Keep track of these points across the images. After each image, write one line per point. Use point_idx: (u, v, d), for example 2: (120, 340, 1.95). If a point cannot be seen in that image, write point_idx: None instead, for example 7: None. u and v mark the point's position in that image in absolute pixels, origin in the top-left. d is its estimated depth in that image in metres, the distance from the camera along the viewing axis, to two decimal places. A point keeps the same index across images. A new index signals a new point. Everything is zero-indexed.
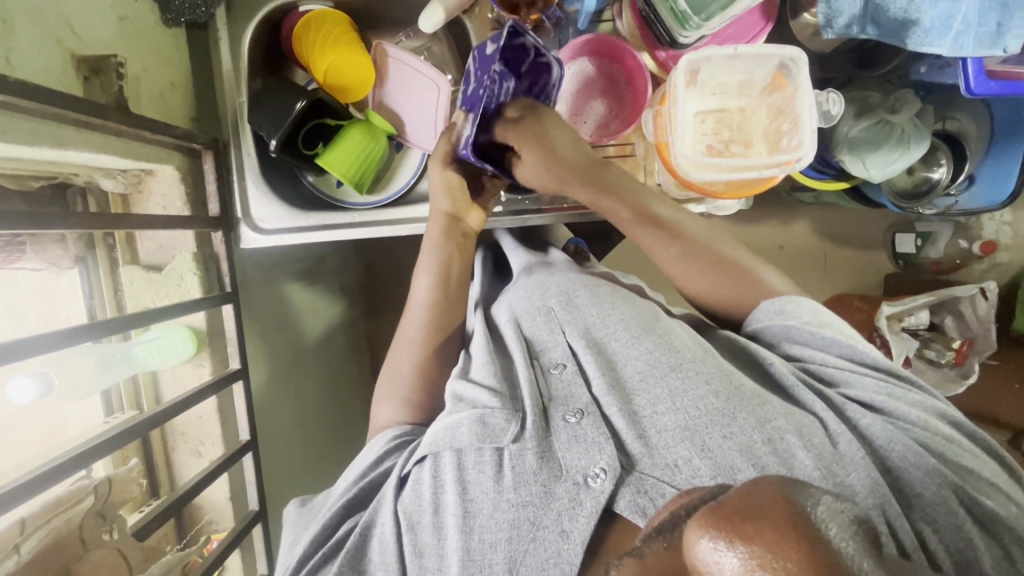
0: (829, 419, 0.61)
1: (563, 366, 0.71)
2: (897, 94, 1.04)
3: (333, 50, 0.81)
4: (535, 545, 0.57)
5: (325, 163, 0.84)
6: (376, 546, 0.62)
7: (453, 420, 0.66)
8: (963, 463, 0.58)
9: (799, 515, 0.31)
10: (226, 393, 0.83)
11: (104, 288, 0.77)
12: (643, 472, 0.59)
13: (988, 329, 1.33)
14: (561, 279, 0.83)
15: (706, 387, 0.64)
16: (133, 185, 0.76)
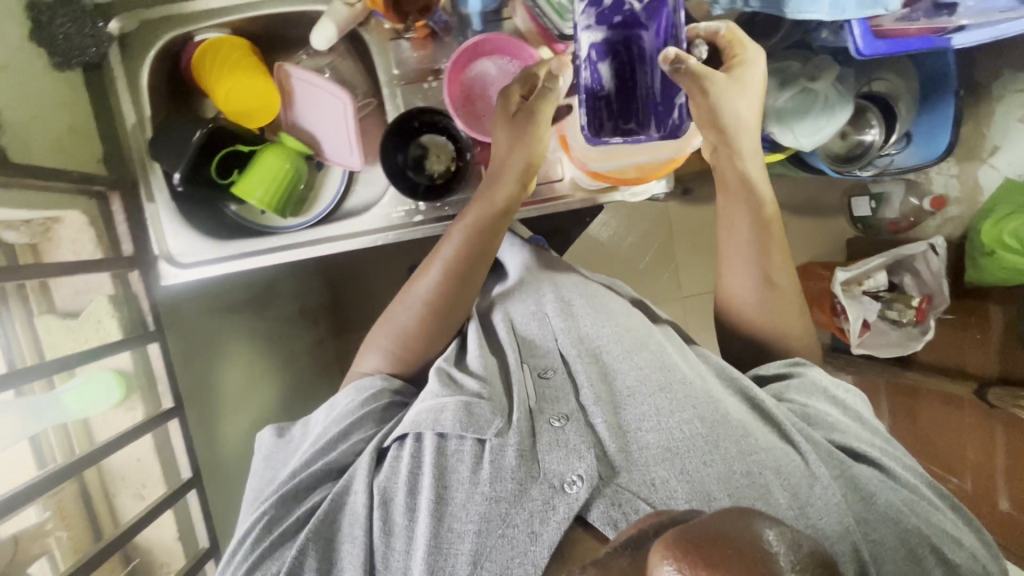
0: (807, 451, 0.63)
1: (553, 373, 0.73)
2: (817, 61, 1.04)
3: (235, 76, 0.80)
4: (503, 542, 0.58)
5: (245, 192, 0.83)
6: (348, 517, 0.64)
7: (438, 404, 0.68)
8: (939, 524, 0.62)
9: (751, 549, 0.33)
10: (162, 432, 0.82)
11: (23, 340, 0.75)
12: (620, 486, 0.60)
13: (942, 284, 1.32)
14: (556, 287, 0.83)
15: (692, 412, 0.65)
16: (40, 233, 0.75)
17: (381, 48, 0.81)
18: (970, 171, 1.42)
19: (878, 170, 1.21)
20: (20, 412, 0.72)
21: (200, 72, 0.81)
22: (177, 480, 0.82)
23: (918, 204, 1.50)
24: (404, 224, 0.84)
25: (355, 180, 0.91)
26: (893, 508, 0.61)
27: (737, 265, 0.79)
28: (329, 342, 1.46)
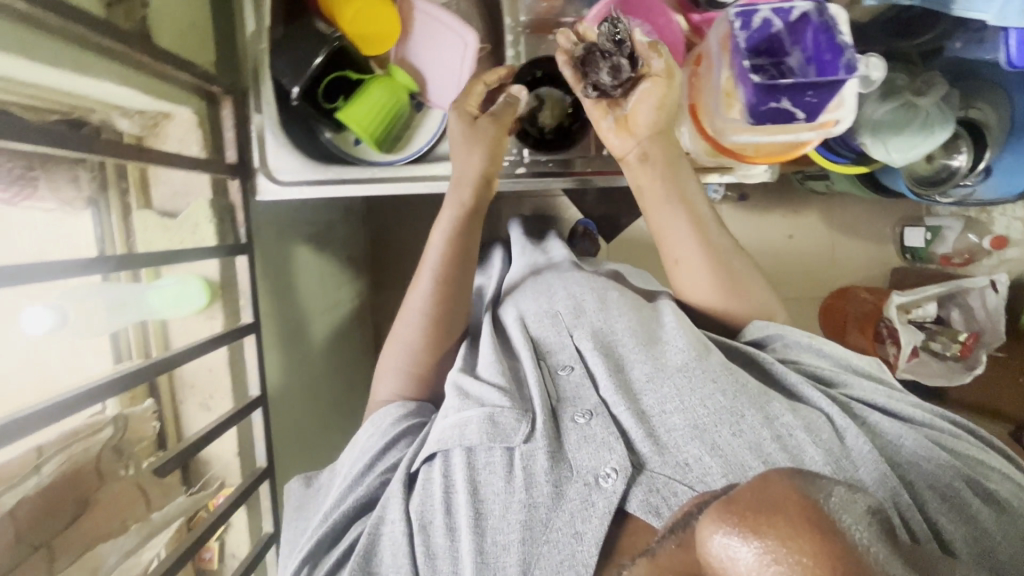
0: (835, 414, 0.59)
1: (572, 368, 0.68)
2: (924, 77, 1.04)
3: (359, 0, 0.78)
4: (550, 547, 0.53)
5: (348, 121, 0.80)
6: (388, 546, 0.58)
7: (462, 418, 0.62)
8: (974, 455, 0.58)
9: (815, 508, 0.29)
10: (237, 346, 0.81)
11: (115, 233, 0.75)
12: (654, 471, 0.56)
13: (996, 321, 1.32)
14: (570, 281, 0.80)
15: (712, 387, 0.61)
16: (149, 126, 0.74)
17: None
18: None
19: (955, 199, 1.19)
20: (109, 301, 0.70)
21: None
22: (244, 399, 0.82)
23: (977, 241, 1.50)
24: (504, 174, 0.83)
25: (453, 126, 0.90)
26: (919, 448, 0.57)
27: (682, 266, 0.75)
28: (368, 296, 1.44)
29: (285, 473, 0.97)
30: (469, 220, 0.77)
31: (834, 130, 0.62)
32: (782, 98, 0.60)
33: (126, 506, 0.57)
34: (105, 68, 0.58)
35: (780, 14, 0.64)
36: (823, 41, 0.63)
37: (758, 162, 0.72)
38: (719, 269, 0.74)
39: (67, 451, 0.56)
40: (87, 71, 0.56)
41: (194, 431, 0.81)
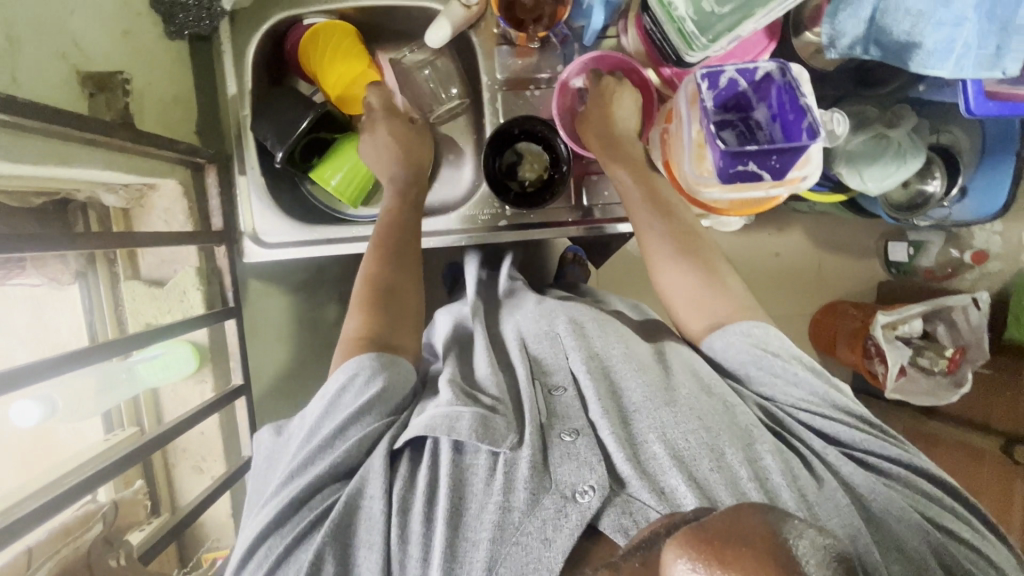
0: (816, 469, 0.58)
1: (564, 391, 0.65)
2: (896, 110, 1.07)
3: (343, 58, 0.81)
4: (518, 549, 0.50)
5: (324, 180, 0.84)
6: (364, 523, 0.56)
7: (453, 409, 0.60)
8: (950, 526, 0.56)
9: (777, 548, 0.29)
10: (229, 408, 0.82)
11: (105, 305, 0.76)
12: (631, 495, 0.53)
13: (980, 337, 1.34)
14: (569, 307, 0.77)
15: (697, 422, 0.59)
16: (134, 199, 0.75)
17: (487, 53, 0.81)
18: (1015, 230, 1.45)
19: (934, 221, 1.22)
20: (98, 376, 0.71)
21: (304, 59, 0.81)
22: (237, 461, 0.82)
23: (959, 256, 1.53)
24: (487, 228, 0.85)
25: (434, 177, 0.93)
26: (897, 507, 0.55)
27: (664, 265, 0.71)
28: None
29: None
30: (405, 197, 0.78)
31: (800, 186, 0.65)
32: (748, 162, 0.61)
33: None
34: (89, 157, 0.59)
35: (744, 74, 0.66)
36: (786, 100, 0.65)
37: (731, 213, 0.74)
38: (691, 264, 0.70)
39: (57, 555, 0.61)
40: (71, 164, 0.57)
41: (188, 494, 0.82)
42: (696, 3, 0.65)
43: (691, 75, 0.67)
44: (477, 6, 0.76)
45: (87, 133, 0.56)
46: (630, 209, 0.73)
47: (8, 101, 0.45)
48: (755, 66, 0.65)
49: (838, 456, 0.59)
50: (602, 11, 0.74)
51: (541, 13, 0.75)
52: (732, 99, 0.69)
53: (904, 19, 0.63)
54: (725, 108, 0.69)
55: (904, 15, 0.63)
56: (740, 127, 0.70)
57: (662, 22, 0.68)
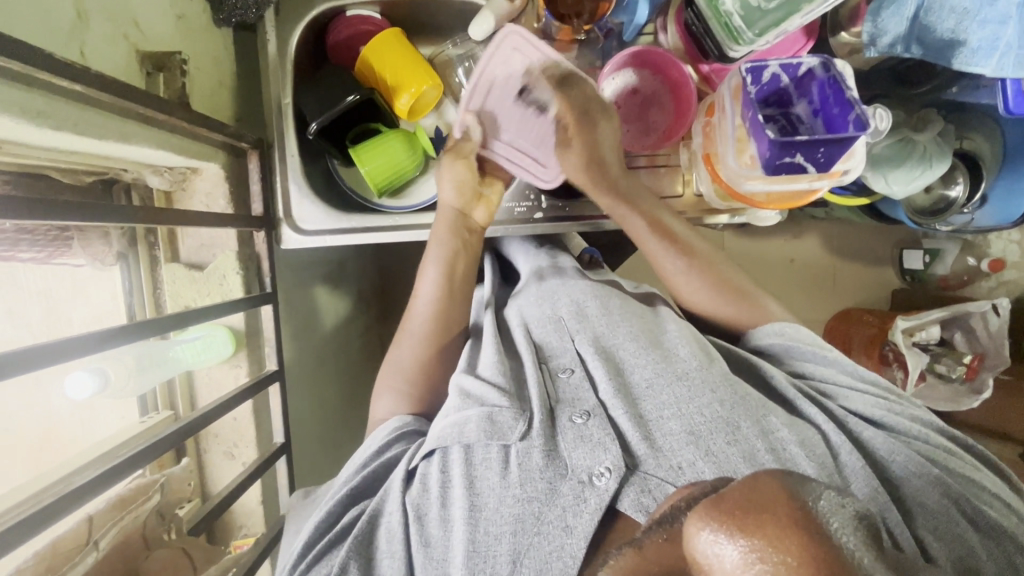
0: (832, 433, 0.61)
1: (572, 371, 0.69)
2: (922, 114, 1.08)
3: (401, 54, 0.81)
4: (540, 538, 0.54)
5: (358, 161, 0.83)
6: (384, 534, 0.59)
7: (460, 415, 0.63)
8: (965, 474, 0.59)
9: (802, 512, 0.28)
10: (262, 394, 0.82)
11: (144, 287, 0.76)
12: (647, 472, 0.56)
13: (999, 344, 1.34)
14: (572, 288, 0.80)
15: (712, 396, 0.63)
16: (178, 182, 0.75)
17: None
18: None
19: (954, 227, 1.23)
20: (137, 354, 0.70)
21: (355, 49, 0.83)
22: (268, 447, 0.82)
23: (975, 264, 1.54)
24: (523, 220, 0.86)
25: None
26: (912, 464, 0.58)
27: (676, 278, 0.80)
28: (376, 329, 1.44)
29: None
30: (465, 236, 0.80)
31: (841, 178, 0.66)
32: (796, 154, 0.62)
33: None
34: (145, 135, 0.59)
35: (788, 70, 0.67)
36: (830, 95, 0.66)
37: (769, 207, 0.75)
38: (706, 275, 0.79)
39: (119, 523, 0.58)
40: (128, 140, 0.57)
41: (219, 479, 0.82)
42: None
43: (735, 70, 0.68)
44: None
45: (147, 110, 0.56)
46: (636, 240, 0.79)
47: (82, 72, 0.46)
48: (798, 60, 0.66)
49: (858, 422, 0.63)
50: (648, 6, 0.75)
51: (582, 8, 0.74)
52: (774, 94, 0.69)
53: (949, 17, 0.64)
54: (768, 102, 0.69)
55: (949, 12, 0.64)
56: (782, 121, 0.70)
57: (705, 17, 0.69)
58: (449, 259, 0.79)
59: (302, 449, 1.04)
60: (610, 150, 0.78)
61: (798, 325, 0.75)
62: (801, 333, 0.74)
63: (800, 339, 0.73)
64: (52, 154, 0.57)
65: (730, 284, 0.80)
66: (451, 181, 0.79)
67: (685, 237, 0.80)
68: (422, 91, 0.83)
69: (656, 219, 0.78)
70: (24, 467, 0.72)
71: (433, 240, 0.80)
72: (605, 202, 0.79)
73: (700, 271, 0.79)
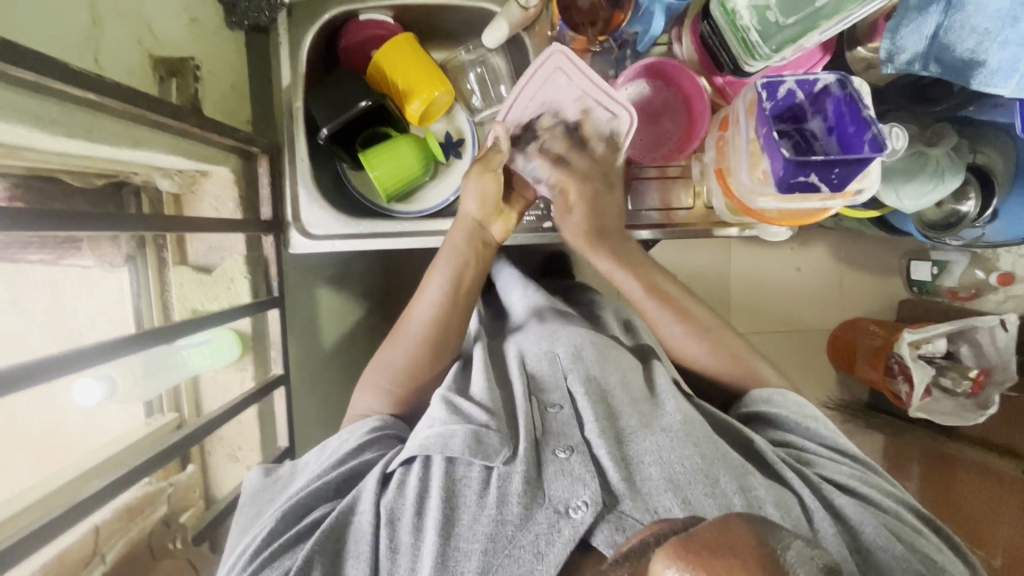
0: (808, 497, 0.59)
1: (560, 409, 0.67)
2: (937, 128, 1.07)
3: (413, 60, 0.80)
4: (509, 562, 0.53)
5: (368, 165, 0.83)
6: (354, 533, 0.59)
7: (446, 429, 0.63)
8: (931, 555, 0.57)
9: (768, 556, 0.31)
10: (266, 398, 0.82)
11: (152, 289, 0.76)
12: (623, 512, 0.56)
13: (1005, 360, 1.33)
14: (571, 332, 0.78)
15: (694, 448, 0.62)
16: (187, 185, 0.75)
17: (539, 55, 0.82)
18: None
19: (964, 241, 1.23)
20: (141, 359, 0.70)
21: (367, 52, 0.83)
22: (272, 451, 0.82)
23: (983, 277, 1.52)
24: (532, 229, 0.86)
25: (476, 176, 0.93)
26: (882, 536, 0.57)
27: (670, 340, 0.80)
28: (380, 329, 1.43)
29: None
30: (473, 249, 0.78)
31: (854, 199, 0.65)
32: (809, 173, 0.61)
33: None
34: (156, 141, 0.59)
35: (803, 86, 0.67)
36: (845, 113, 0.65)
37: (779, 223, 0.74)
38: (705, 340, 0.78)
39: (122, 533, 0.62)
40: (139, 147, 0.57)
41: (221, 482, 0.82)
42: (761, 13, 0.65)
43: (751, 84, 0.68)
44: (535, 8, 0.76)
45: (159, 117, 0.56)
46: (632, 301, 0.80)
47: (96, 81, 0.46)
48: (819, 75, 0.65)
49: (834, 488, 0.60)
50: (663, 17, 0.74)
51: (597, 17, 0.74)
52: (790, 110, 0.68)
53: (968, 37, 0.62)
54: (785, 119, 0.68)
55: (969, 32, 0.62)
56: (797, 140, 0.68)
57: (722, 31, 0.68)
58: (459, 270, 0.77)
59: (305, 450, 1.04)
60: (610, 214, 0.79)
61: (790, 393, 0.71)
62: (794, 403, 0.70)
63: (793, 409, 0.70)
64: (62, 159, 0.57)
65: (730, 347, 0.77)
66: (476, 194, 0.77)
67: (684, 303, 0.79)
68: (433, 98, 0.83)
69: (653, 284, 0.79)
70: (30, 467, 0.72)
71: (447, 247, 0.78)
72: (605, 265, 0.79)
73: (698, 338, 0.78)
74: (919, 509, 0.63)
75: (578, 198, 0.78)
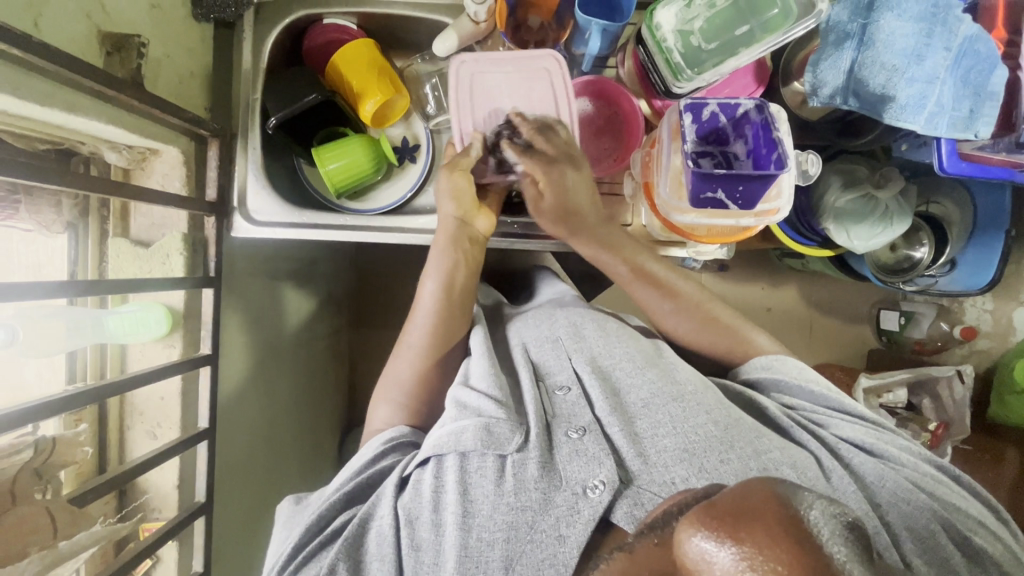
0: (823, 457, 0.62)
1: (568, 389, 0.72)
2: (884, 170, 1.08)
3: (369, 63, 0.84)
4: (533, 546, 0.56)
5: (320, 161, 0.86)
6: (374, 538, 0.61)
7: (457, 426, 0.65)
8: (950, 500, 0.60)
9: (792, 518, 0.30)
10: (192, 376, 0.82)
11: (89, 257, 0.78)
12: (641, 487, 0.58)
13: (963, 413, 1.32)
14: (571, 313, 0.85)
15: (705, 416, 0.65)
16: (136, 161, 0.77)
17: None
18: (1005, 310, 1.51)
19: (919, 288, 1.22)
20: (67, 321, 0.72)
21: (327, 54, 0.86)
22: (193, 430, 0.82)
23: (948, 330, 1.50)
24: None
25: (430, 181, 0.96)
26: (899, 487, 0.59)
27: (660, 316, 0.84)
28: (342, 332, 1.44)
29: (233, 508, 0.95)
30: (458, 248, 0.81)
31: (775, 218, 0.68)
32: (718, 188, 0.64)
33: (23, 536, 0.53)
34: (93, 108, 0.62)
35: (726, 109, 0.69)
36: (761, 137, 0.69)
37: (705, 242, 0.76)
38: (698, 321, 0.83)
39: None
40: (74, 111, 0.60)
41: (137, 457, 0.81)
42: (685, 38, 0.69)
43: (676, 105, 0.70)
44: (484, 23, 0.79)
45: (94, 84, 0.59)
46: (621, 284, 0.83)
47: (23, 38, 0.49)
48: (739, 99, 0.69)
49: (847, 448, 0.64)
50: (599, 38, 0.74)
51: (545, 36, 0.81)
52: (711, 134, 0.71)
53: (880, 73, 0.65)
54: (706, 139, 0.71)
55: (879, 68, 0.65)
56: (718, 159, 0.71)
57: (651, 53, 0.70)
58: (448, 270, 0.81)
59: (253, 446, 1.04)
60: (581, 194, 0.79)
61: (786, 358, 0.76)
62: (788, 366, 0.75)
63: (787, 373, 0.74)
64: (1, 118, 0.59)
65: (721, 321, 0.82)
66: (448, 193, 0.80)
67: (672, 281, 0.83)
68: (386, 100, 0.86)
69: (639, 266, 0.82)
70: None
71: (433, 250, 0.82)
72: (589, 251, 0.83)
73: (685, 314, 0.83)
74: (927, 456, 0.66)
75: (541, 180, 0.78)
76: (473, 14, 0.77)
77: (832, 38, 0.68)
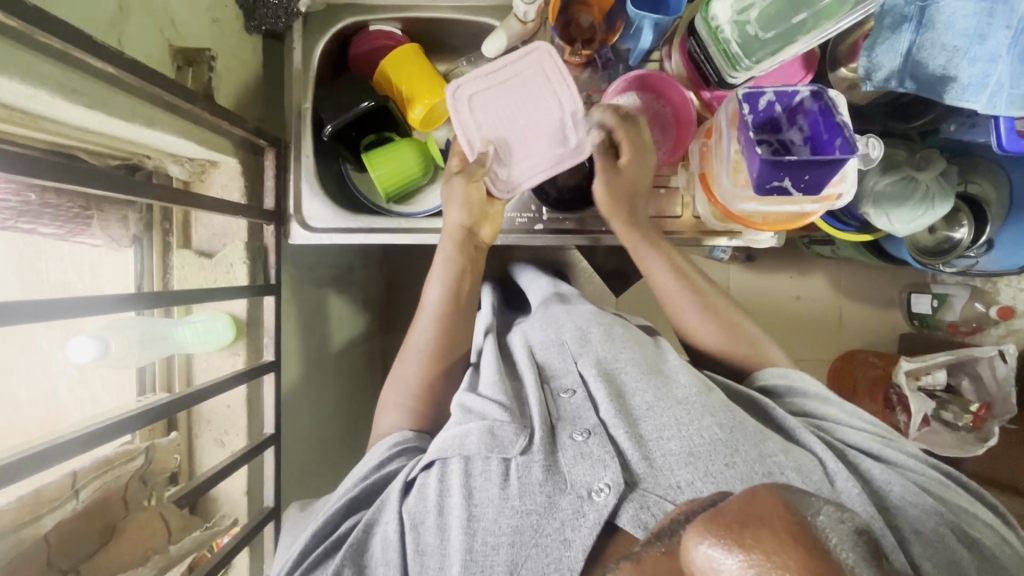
0: (831, 461, 0.60)
1: (573, 392, 0.71)
2: (924, 154, 1.09)
3: (418, 68, 0.85)
4: (537, 550, 0.55)
5: (371, 165, 0.87)
6: (379, 542, 0.61)
7: (462, 429, 0.66)
8: (962, 506, 0.59)
9: (800, 524, 0.28)
10: (256, 383, 0.83)
11: (154, 269, 0.79)
12: (646, 490, 0.58)
13: (1006, 393, 1.28)
14: (576, 316, 0.83)
15: (711, 419, 0.63)
16: (196, 173, 0.78)
17: None
18: None
19: (957, 268, 1.22)
20: (142, 331, 0.73)
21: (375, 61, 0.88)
22: (259, 436, 0.83)
23: (984, 310, 1.42)
24: (523, 230, 0.90)
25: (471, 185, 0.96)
26: (910, 493, 0.58)
27: (688, 322, 0.82)
28: (378, 339, 1.44)
29: None
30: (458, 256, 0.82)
31: (835, 203, 0.69)
32: (783, 176, 0.64)
33: (147, 540, 0.60)
34: (169, 123, 0.63)
35: (782, 98, 0.70)
36: (821, 124, 0.69)
37: (765, 229, 0.76)
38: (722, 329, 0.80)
39: (101, 478, 0.61)
40: (154, 127, 0.61)
41: (205, 467, 0.83)
42: (742, 28, 0.70)
43: (732, 94, 0.71)
44: (533, 22, 0.80)
45: (174, 98, 0.60)
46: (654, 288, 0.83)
47: (116, 55, 0.50)
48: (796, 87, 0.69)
49: (858, 453, 0.62)
50: (651, 33, 0.75)
51: (593, 36, 0.81)
52: (766, 123, 0.72)
53: (940, 54, 0.66)
54: (760, 127, 0.71)
55: (940, 49, 0.66)
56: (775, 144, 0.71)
57: (708, 45, 0.72)
58: (457, 277, 0.81)
59: (304, 454, 1.04)
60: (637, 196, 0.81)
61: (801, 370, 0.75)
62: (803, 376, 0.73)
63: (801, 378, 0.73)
64: (80, 134, 0.61)
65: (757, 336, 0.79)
66: (459, 203, 0.81)
67: (701, 282, 0.82)
68: (434, 105, 0.87)
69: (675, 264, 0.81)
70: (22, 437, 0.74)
71: (439, 252, 0.83)
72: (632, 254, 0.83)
73: (716, 317, 0.80)
74: (942, 465, 0.64)
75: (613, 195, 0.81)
76: (522, 14, 0.78)
77: (888, 22, 0.70)
